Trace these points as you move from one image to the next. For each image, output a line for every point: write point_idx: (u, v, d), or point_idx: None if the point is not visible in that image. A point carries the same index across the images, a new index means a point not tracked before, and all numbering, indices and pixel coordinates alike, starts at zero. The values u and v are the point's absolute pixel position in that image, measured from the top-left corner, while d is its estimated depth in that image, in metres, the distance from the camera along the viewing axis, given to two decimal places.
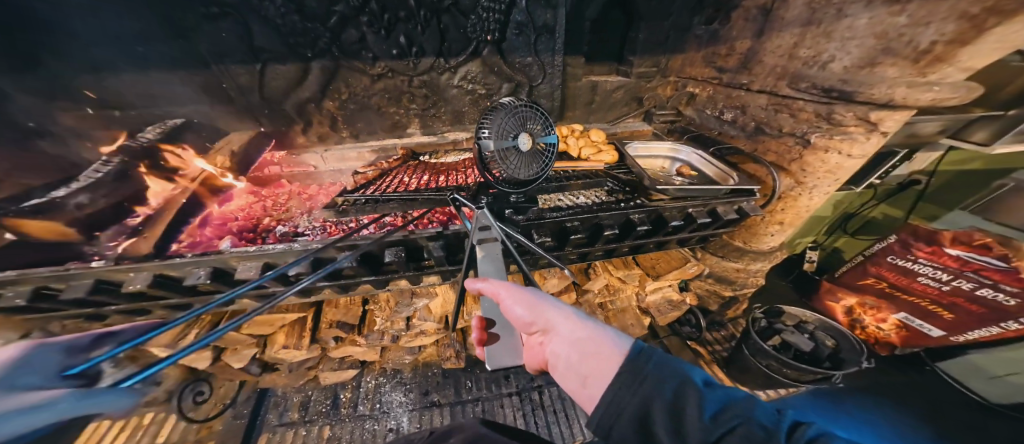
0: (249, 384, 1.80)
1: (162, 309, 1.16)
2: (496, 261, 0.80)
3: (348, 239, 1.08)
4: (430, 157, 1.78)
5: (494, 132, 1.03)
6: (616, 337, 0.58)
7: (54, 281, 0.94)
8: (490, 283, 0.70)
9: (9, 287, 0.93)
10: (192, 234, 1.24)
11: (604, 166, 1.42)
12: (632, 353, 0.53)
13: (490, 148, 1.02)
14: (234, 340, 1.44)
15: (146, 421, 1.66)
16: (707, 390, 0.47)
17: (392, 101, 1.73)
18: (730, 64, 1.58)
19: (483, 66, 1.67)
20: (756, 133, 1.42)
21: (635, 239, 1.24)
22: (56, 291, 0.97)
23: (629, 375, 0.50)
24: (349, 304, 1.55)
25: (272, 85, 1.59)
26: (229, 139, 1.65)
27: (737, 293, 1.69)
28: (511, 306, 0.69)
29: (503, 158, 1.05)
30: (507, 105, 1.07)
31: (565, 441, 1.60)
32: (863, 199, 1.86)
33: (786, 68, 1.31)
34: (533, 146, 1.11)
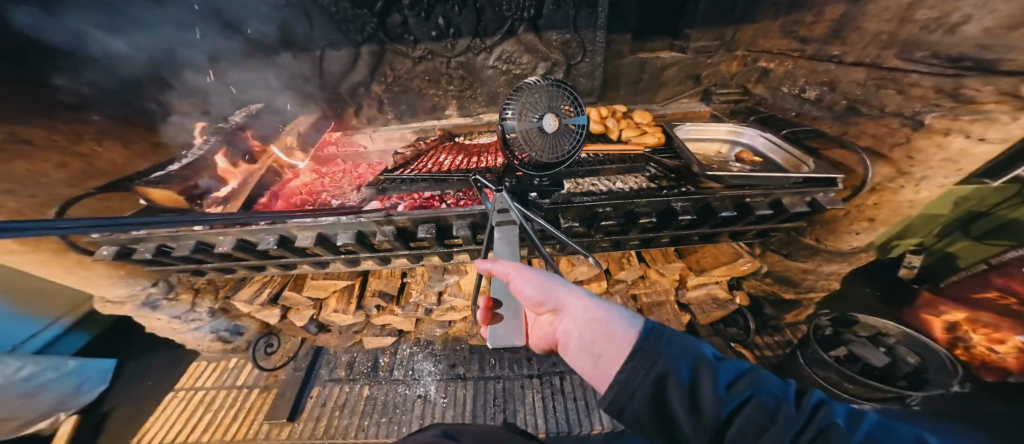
0: (308, 341, 2.02)
1: (244, 269, 1.33)
2: (512, 245, 0.78)
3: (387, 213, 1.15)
4: (465, 138, 1.79)
5: (517, 113, 1.03)
6: (629, 317, 0.55)
7: (170, 240, 1.12)
8: (500, 264, 0.63)
9: (141, 243, 1.13)
10: (266, 206, 1.42)
11: (645, 150, 1.29)
12: (643, 333, 0.49)
13: (514, 128, 1.04)
14: (296, 302, 1.63)
15: (232, 364, 1.99)
16: (717, 364, 0.45)
17: (431, 83, 1.75)
18: (816, 32, 1.36)
19: (520, 45, 1.61)
20: (848, 113, 1.23)
21: (676, 230, 1.16)
22: (172, 249, 1.16)
23: (642, 355, 0.46)
24: (390, 275, 1.69)
25: (329, 71, 1.69)
26: (298, 121, 1.82)
27: (801, 297, 1.52)
28: (520, 287, 0.63)
29: (525, 143, 1.04)
30: (535, 83, 1.04)
31: (584, 429, 1.60)
32: (998, 196, 1.36)
33: (895, 35, 1.08)
34: (560, 127, 1.05)
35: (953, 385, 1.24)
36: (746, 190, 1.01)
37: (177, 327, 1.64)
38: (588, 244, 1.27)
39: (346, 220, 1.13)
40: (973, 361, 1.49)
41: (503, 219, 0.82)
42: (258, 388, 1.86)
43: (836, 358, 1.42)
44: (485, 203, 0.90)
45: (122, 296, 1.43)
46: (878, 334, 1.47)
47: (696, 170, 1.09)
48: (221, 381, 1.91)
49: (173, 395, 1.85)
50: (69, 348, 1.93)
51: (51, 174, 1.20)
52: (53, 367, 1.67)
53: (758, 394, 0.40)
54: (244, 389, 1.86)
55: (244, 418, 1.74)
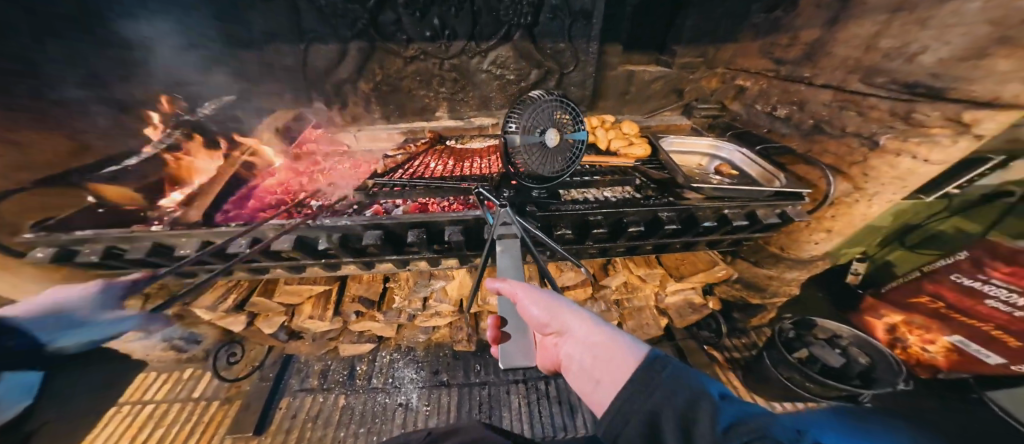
0: (276, 349, 1.90)
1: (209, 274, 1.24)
2: (515, 260, 0.80)
3: (375, 218, 1.17)
4: (456, 141, 1.75)
5: (521, 126, 1.04)
6: (631, 343, 0.57)
7: (121, 242, 1.02)
8: (509, 283, 0.71)
9: (87, 245, 1.01)
10: (237, 205, 1.30)
11: (635, 162, 1.32)
12: (645, 361, 0.51)
13: (516, 142, 1.05)
14: (266, 308, 1.53)
15: (187, 375, 1.83)
16: (722, 404, 0.41)
17: (422, 84, 1.71)
18: (792, 55, 1.47)
19: (514, 52, 1.61)
20: (813, 132, 1.34)
21: (660, 238, 1.19)
22: (123, 251, 1.04)
23: (640, 381, 0.48)
24: (371, 280, 1.68)
25: (315, 65, 1.60)
26: (276, 116, 1.71)
27: (766, 302, 1.63)
28: (528, 307, 0.70)
29: (524, 151, 1.05)
30: (539, 97, 1.04)
31: (567, 432, 1.62)
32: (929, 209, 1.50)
33: (861, 61, 1.19)
34: (561, 141, 1.07)
35: (899, 382, 1.37)
36: (724, 203, 1.07)
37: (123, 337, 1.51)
38: (576, 250, 1.30)
39: (328, 222, 1.14)
40: (910, 360, 1.67)
41: (503, 232, 0.82)
42: (218, 400, 1.72)
43: (799, 360, 1.53)
44: (487, 214, 0.90)
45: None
46: (834, 336, 1.60)
47: (680, 181, 1.15)
48: (174, 393, 1.75)
49: (115, 410, 1.66)
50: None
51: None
52: None
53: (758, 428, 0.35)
54: (202, 401, 1.72)
55: (202, 432, 1.60)
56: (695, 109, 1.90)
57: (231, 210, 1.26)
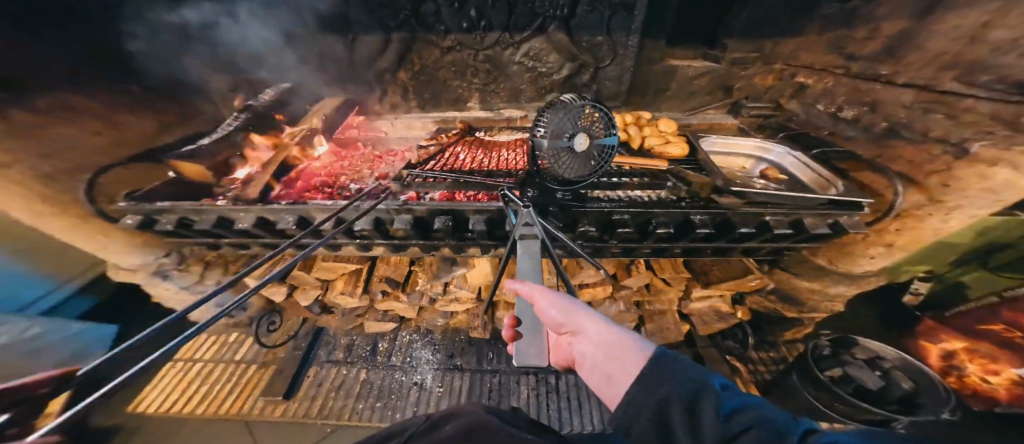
0: (309, 322, 2.08)
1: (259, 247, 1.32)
2: (534, 261, 0.79)
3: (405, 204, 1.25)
4: (486, 133, 1.73)
5: (549, 131, 1.01)
6: (643, 343, 0.59)
7: (193, 214, 1.13)
8: (528, 286, 0.70)
9: (163, 215, 1.13)
10: (286, 185, 1.39)
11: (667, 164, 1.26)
12: (655, 359, 0.52)
13: (543, 146, 1.02)
14: (303, 281, 1.67)
15: (232, 338, 2.06)
16: (724, 395, 0.43)
17: (456, 75, 1.70)
18: (868, 49, 1.30)
19: (548, 43, 1.58)
20: (886, 136, 1.24)
21: (690, 242, 1.16)
22: (192, 223, 1.15)
23: (650, 377, 0.50)
24: (399, 262, 1.76)
25: (359, 54, 1.64)
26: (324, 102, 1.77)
27: (804, 317, 1.53)
28: (544, 307, 0.70)
29: (554, 153, 1.03)
30: (570, 101, 1.01)
31: (570, 427, 1.66)
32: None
33: (960, 55, 1.03)
34: (591, 145, 1.04)
35: (944, 412, 1.29)
36: (765, 208, 1.01)
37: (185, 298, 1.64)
38: (599, 248, 1.30)
39: (365, 205, 1.23)
40: (963, 389, 1.51)
41: (523, 231, 0.82)
42: (257, 363, 1.93)
43: (831, 378, 1.46)
44: (509, 213, 0.89)
45: (138, 263, 1.50)
46: (877, 357, 1.48)
47: (717, 184, 1.09)
48: (220, 354, 1.98)
49: (172, 365, 1.90)
50: (79, 313, 1.82)
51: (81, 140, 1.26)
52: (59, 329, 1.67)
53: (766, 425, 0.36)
54: (244, 363, 1.93)
55: (240, 391, 1.82)
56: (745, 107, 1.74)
57: (282, 190, 1.36)
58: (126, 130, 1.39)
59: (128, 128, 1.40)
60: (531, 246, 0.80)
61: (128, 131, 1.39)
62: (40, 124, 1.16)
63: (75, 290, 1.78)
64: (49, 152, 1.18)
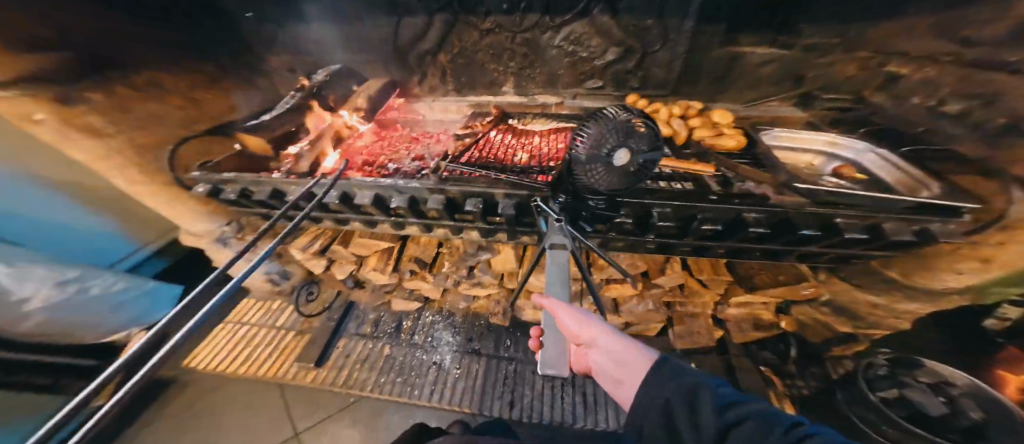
0: (342, 295, 2.16)
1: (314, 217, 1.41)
2: (560, 274, 0.88)
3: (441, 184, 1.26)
4: (517, 120, 1.68)
5: (586, 144, 0.89)
6: (646, 349, 0.69)
7: (252, 185, 1.22)
8: (549, 300, 0.77)
9: (231, 184, 1.24)
10: (334, 162, 1.43)
11: (715, 170, 1.08)
12: (659, 363, 0.63)
13: (577, 160, 0.90)
14: (341, 256, 1.78)
15: (276, 306, 2.20)
16: (719, 394, 0.54)
17: (494, 58, 1.65)
18: (989, 31, 0.95)
19: (591, 26, 1.45)
20: (1004, 134, 0.89)
21: (737, 242, 1.08)
22: (251, 193, 1.25)
23: (658, 378, 0.60)
24: (427, 243, 1.84)
25: (403, 37, 1.63)
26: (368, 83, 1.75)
27: (858, 334, 1.39)
28: (562, 320, 0.77)
29: (590, 163, 0.89)
30: (614, 114, 0.89)
31: (582, 423, 1.64)
32: None
33: None
34: (633, 162, 0.86)
35: None
36: (836, 210, 0.89)
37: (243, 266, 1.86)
38: (633, 242, 1.25)
39: (401, 184, 1.25)
40: None
41: (555, 242, 0.90)
42: (295, 331, 2.05)
43: (883, 400, 1.34)
44: (542, 223, 0.97)
45: (201, 229, 1.64)
46: (943, 382, 1.28)
47: (779, 182, 0.98)
48: (265, 319, 2.13)
49: (221, 328, 2.09)
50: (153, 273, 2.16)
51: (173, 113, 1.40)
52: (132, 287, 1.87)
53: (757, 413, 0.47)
54: (284, 329, 2.06)
55: (278, 356, 1.96)
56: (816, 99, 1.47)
57: (331, 165, 1.41)
58: (203, 106, 1.52)
59: (204, 105, 1.53)
60: (559, 259, 0.90)
61: (204, 107, 1.52)
62: (140, 98, 1.29)
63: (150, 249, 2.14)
64: (143, 125, 1.30)
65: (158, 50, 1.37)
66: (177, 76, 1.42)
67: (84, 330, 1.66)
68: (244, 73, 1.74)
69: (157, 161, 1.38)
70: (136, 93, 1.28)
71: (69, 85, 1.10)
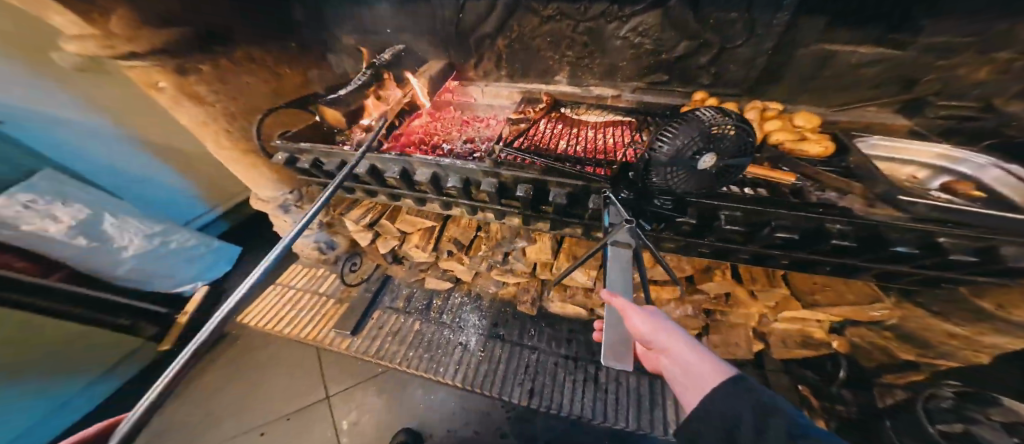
0: (381, 268, 2.30)
1: (381, 193, 1.59)
2: (625, 273, 0.83)
3: (494, 167, 1.26)
4: (571, 111, 1.56)
5: (670, 143, 0.72)
6: (721, 362, 0.65)
7: (324, 156, 1.35)
8: (622, 301, 0.74)
9: (306, 154, 1.37)
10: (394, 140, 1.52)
11: (798, 180, 0.98)
12: (736, 380, 0.59)
13: (656, 163, 0.75)
14: (387, 231, 1.91)
15: (320, 273, 2.36)
16: (799, 423, 0.49)
17: (552, 46, 1.53)
18: None
19: (665, 19, 1.21)
20: None
21: (810, 253, 1.01)
22: (322, 164, 1.37)
23: (727, 393, 0.57)
24: (467, 226, 1.88)
25: (467, 19, 1.58)
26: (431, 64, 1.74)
27: (921, 363, 1.28)
28: (636, 323, 0.73)
29: (670, 166, 0.74)
30: (705, 112, 0.72)
31: (604, 420, 1.63)
32: None
33: None
34: (719, 167, 0.74)
35: None
36: (937, 226, 0.79)
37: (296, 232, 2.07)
38: (687, 245, 1.21)
39: (458, 164, 1.27)
40: None
41: (618, 238, 0.84)
42: (335, 299, 2.18)
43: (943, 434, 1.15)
44: (608, 216, 0.91)
45: (269, 196, 1.85)
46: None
47: (873, 193, 0.86)
48: (311, 283, 2.31)
49: (274, 287, 2.32)
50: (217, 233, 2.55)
51: (256, 85, 1.52)
52: (203, 245, 2.26)
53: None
54: (325, 296, 2.20)
55: (320, 321, 2.08)
56: (931, 105, 1.12)
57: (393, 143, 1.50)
58: (286, 82, 1.65)
59: (287, 81, 1.65)
60: (620, 255, 0.84)
61: (285, 81, 1.64)
62: (233, 71, 1.41)
63: (219, 214, 2.52)
64: (236, 95, 1.44)
65: (247, 23, 1.45)
66: (269, 51, 1.55)
67: (160, 278, 2.02)
68: (313, 49, 1.77)
69: (242, 130, 1.53)
70: (234, 64, 1.41)
71: (188, 57, 1.23)
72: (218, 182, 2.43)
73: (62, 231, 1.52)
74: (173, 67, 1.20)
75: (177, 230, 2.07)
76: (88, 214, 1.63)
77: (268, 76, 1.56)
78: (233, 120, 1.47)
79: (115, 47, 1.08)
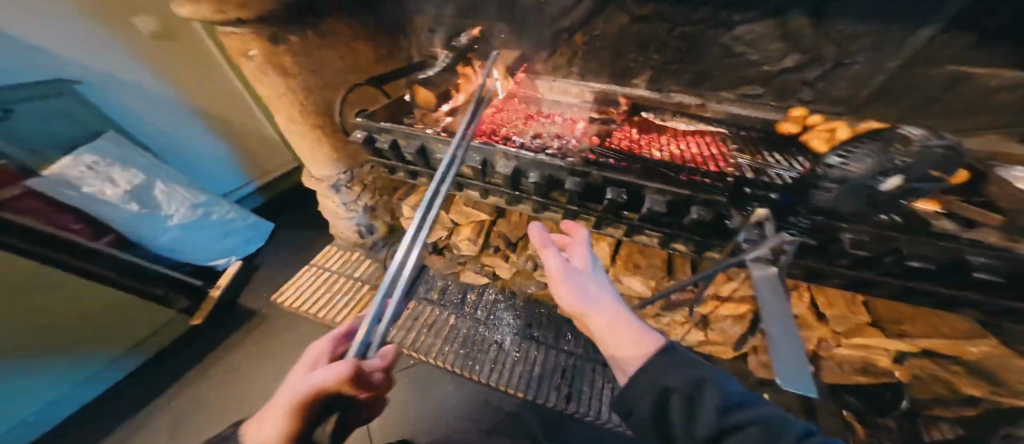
0: (417, 258, 2.18)
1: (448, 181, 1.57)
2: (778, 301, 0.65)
3: (583, 165, 1.16)
4: (654, 116, 1.53)
5: (852, 162, 0.71)
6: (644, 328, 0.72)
7: (404, 137, 1.36)
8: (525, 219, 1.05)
9: (385, 135, 1.39)
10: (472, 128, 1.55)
11: (946, 209, 0.96)
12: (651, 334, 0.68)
13: (829, 180, 0.74)
14: (442, 221, 2.02)
15: (356, 257, 2.28)
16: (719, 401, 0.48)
17: (637, 47, 1.41)
18: None
19: (778, 30, 1.08)
20: None
21: (929, 286, 0.95)
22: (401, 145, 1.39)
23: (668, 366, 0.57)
24: (517, 223, 1.98)
25: (546, 10, 1.44)
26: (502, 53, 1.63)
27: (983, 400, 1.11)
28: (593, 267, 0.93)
29: (841, 185, 0.72)
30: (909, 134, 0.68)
31: None
32: None
33: None
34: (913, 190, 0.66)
35: None
36: None
37: (339, 212, 2.02)
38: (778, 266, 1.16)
39: (546, 159, 1.21)
40: None
41: (760, 254, 0.71)
42: (370, 284, 2.12)
43: None
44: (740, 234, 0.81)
45: (321, 175, 1.86)
46: None
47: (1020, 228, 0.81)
48: (345, 268, 2.22)
49: (309, 269, 2.22)
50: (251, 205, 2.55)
51: (337, 63, 1.55)
52: (242, 218, 2.24)
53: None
54: (360, 281, 2.13)
55: (352, 309, 2.01)
56: None
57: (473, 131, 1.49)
58: (360, 58, 1.64)
59: (360, 57, 1.64)
60: (772, 276, 0.68)
61: (359, 57, 1.63)
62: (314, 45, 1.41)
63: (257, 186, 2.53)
64: (316, 68, 1.45)
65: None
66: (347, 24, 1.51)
67: (201, 249, 2.03)
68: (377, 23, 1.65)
69: (314, 102, 1.52)
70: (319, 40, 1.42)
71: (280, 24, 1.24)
72: (260, 152, 2.45)
73: (117, 195, 1.55)
74: (268, 35, 1.22)
75: (219, 201, 2.06)
76: (144, 179, 1.65)
77: (343, 50, 1.55)
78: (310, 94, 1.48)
79: (225, 12, 1.07)
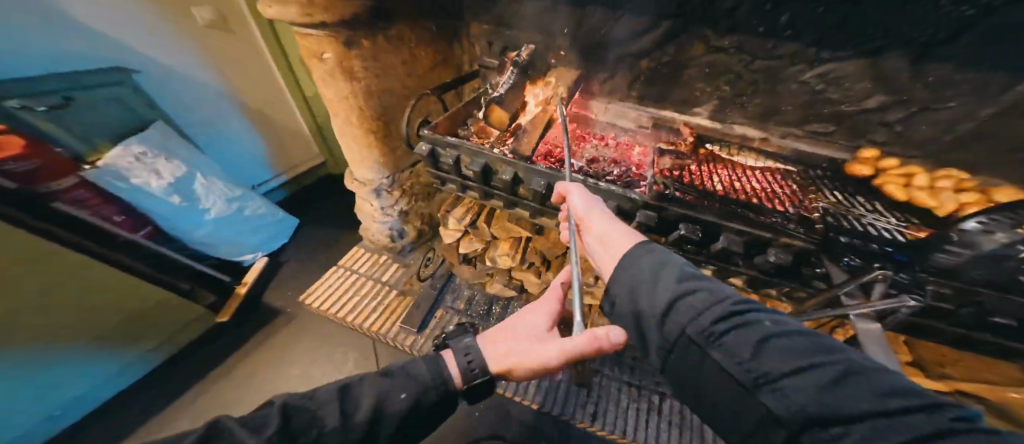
0: (446, 264, 2.10)
1: (500, 199, 1.50)
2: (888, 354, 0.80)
3: (659, 200, 1.14)
4: (718, 149, 1.51)
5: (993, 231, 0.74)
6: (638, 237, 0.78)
7: (470, 153, 1.34)
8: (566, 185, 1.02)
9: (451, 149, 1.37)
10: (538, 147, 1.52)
11: None
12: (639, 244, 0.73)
13: (960, 242, 0.78)
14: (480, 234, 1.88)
15: (384, 260, 2.23)
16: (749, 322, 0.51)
17: (708, 77, 1.39)
18: None
19: (868, 70, 1.08)
20: None
21: None
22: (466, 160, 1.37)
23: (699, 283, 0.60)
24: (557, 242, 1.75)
25: (615, 33, 1.41)
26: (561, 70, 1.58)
27: None
28: (579, 201, 0.95)
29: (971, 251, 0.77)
30: None
31: None
32: None
33: None
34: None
35: None
36: None
37: (375, 215, 1.98)
38: None
39: (618, 189, 1.19)
40: None
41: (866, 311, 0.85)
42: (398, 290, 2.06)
43: None
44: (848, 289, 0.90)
45: (365, 178, 1.81)
46: None
47: None
48: (372, 271, 2.18)
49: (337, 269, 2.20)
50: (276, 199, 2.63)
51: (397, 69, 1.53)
52: (272, 215, 2.31)
53: (837, 360, 0.41)
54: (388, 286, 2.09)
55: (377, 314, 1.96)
56: None
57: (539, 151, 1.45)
58: (419, 63, 1.61)
59: (420, 63, 1.62)
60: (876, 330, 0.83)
61: (418, 62, 1.60)
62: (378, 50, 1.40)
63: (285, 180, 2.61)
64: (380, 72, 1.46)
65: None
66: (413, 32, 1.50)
67: (229, 244, 2.08)
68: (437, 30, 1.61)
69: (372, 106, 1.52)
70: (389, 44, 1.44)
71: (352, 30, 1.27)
72: (287, 144, 2.53)
73: (162, 186, 1.70)
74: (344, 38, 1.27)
75: (254, 196, 2.18)
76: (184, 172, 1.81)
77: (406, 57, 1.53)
78: (372, 97, 1.49)
79: (314, 15, 1.15)
